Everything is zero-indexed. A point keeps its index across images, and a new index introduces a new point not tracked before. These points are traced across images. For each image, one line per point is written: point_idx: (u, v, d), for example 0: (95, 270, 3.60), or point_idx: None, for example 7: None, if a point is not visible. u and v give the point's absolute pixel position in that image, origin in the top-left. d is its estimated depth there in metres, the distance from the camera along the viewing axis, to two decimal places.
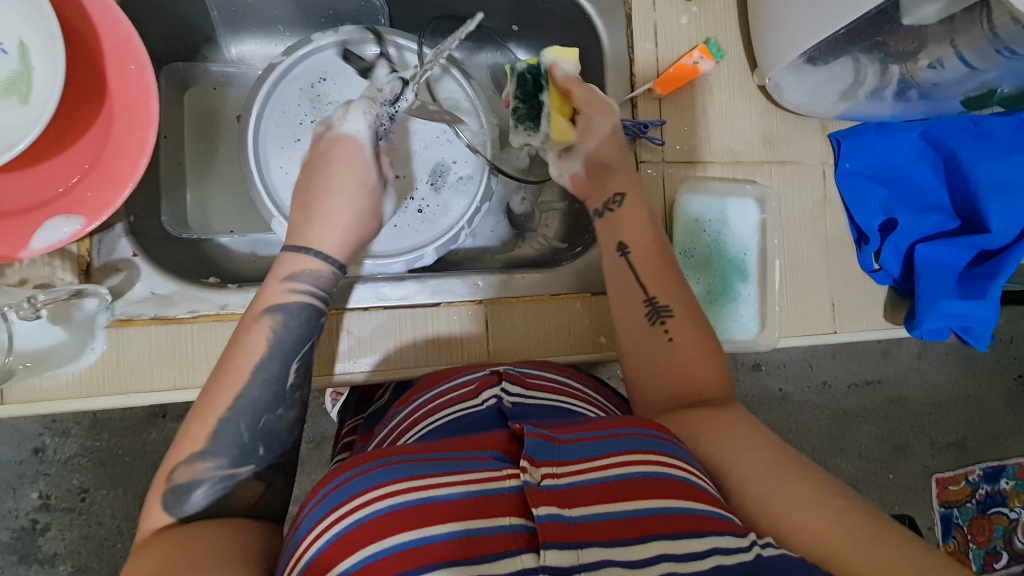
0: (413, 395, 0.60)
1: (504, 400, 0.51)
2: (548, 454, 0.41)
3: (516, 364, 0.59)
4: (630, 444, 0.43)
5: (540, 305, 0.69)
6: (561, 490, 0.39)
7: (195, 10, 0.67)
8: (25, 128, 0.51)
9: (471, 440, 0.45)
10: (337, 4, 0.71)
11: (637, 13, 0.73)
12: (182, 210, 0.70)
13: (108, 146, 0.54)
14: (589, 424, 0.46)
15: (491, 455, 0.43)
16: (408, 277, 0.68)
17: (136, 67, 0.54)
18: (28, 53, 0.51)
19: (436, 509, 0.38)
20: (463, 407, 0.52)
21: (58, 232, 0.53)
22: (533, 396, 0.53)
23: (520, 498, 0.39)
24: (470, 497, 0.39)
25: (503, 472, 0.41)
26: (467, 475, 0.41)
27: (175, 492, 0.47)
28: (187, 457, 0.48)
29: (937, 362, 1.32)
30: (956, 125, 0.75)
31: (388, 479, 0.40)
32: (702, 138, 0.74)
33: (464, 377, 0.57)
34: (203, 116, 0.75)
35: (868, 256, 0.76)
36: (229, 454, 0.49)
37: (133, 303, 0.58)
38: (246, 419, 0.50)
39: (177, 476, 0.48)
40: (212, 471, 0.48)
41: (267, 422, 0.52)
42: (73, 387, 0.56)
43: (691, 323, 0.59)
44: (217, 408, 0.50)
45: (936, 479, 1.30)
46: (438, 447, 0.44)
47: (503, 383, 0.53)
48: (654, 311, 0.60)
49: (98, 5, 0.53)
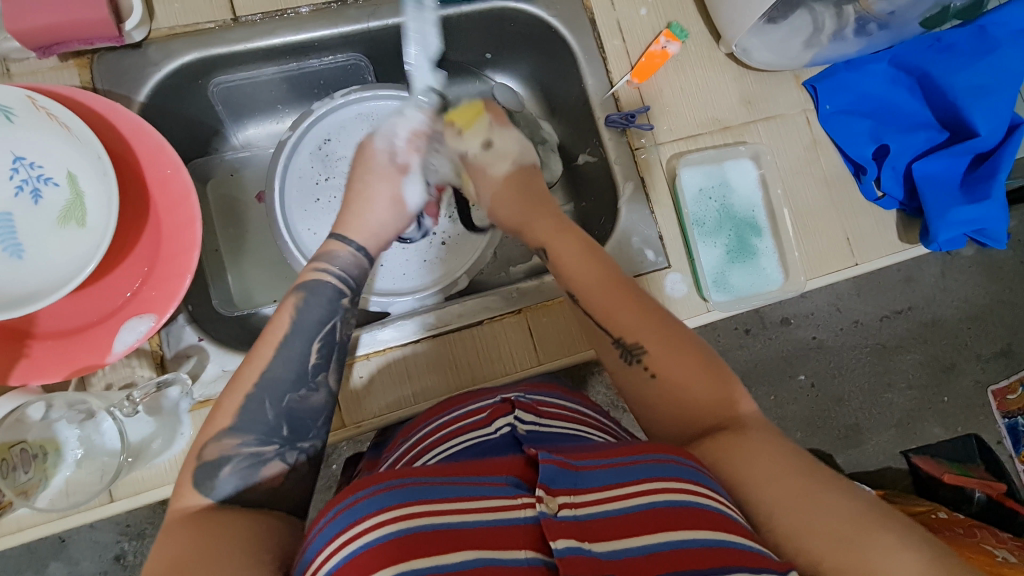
0: (419, 423, 0.61)
1: (517, 428, 0.52)
2: (566, 482, 0.41)
3: (526, 391, 0.60)
4: (651, 473, 0.44)
5: (561, 312, 0.72)
6: (580, 522, 0.39)
7: (203, 108, 0.74)
8: (88, 246, 0.56)
9: (486, 463, 0.45)
10: (325, 73, 0.77)
11: (599, 16, 0.78)
12: (227, 292, 0.75)
13: (161, 247, 0.60)
14: (608, 450, 0.46)
15: (506, 480, 0.42)
16: (420, 312, 0.71)
17: (170, 171, 0.60)
18: (76, 180, 0.57)
19: (457, 533, 0.39)
20: (476, 435, 0.52)
21: (135, 332, 0.58)
22: (547, 423, 0.54)
23: (537, 529, 0.39)
24: (487, 524, 0.39)
25: (520, 501, 0.40)
26: (483, 503, 0.40)
27: (205, 468, 0.48)
28: (216, 433, 0.50)
29: (962, 276, 1.33)
30: (922, 46, 0.79)
31: (401, 502, 0.40)
32: (686, 113, 0.78)
33: (479, 403, 0.57)
34: (225, 202, 0.80)
35: (870, 186, 0.79)
36: (256, 432, 0.51)
37: (208, 384, 0.62)
38: (271, 396, 0.52)
39: (207, 453, 0.49)
40: (239, 447, 0.50)
41: (291, 400, 0.53)
42: (171, 472, 0.59)
43: (666, 349, 0.56)
44: (245, 383, 0.52)
45: (992, 392, 1.30)
46: (456, 469, 0.44)
47: (517, 410, 0.54)
48: (626, 352, 0.57)
49: (128, 124, 0.59)
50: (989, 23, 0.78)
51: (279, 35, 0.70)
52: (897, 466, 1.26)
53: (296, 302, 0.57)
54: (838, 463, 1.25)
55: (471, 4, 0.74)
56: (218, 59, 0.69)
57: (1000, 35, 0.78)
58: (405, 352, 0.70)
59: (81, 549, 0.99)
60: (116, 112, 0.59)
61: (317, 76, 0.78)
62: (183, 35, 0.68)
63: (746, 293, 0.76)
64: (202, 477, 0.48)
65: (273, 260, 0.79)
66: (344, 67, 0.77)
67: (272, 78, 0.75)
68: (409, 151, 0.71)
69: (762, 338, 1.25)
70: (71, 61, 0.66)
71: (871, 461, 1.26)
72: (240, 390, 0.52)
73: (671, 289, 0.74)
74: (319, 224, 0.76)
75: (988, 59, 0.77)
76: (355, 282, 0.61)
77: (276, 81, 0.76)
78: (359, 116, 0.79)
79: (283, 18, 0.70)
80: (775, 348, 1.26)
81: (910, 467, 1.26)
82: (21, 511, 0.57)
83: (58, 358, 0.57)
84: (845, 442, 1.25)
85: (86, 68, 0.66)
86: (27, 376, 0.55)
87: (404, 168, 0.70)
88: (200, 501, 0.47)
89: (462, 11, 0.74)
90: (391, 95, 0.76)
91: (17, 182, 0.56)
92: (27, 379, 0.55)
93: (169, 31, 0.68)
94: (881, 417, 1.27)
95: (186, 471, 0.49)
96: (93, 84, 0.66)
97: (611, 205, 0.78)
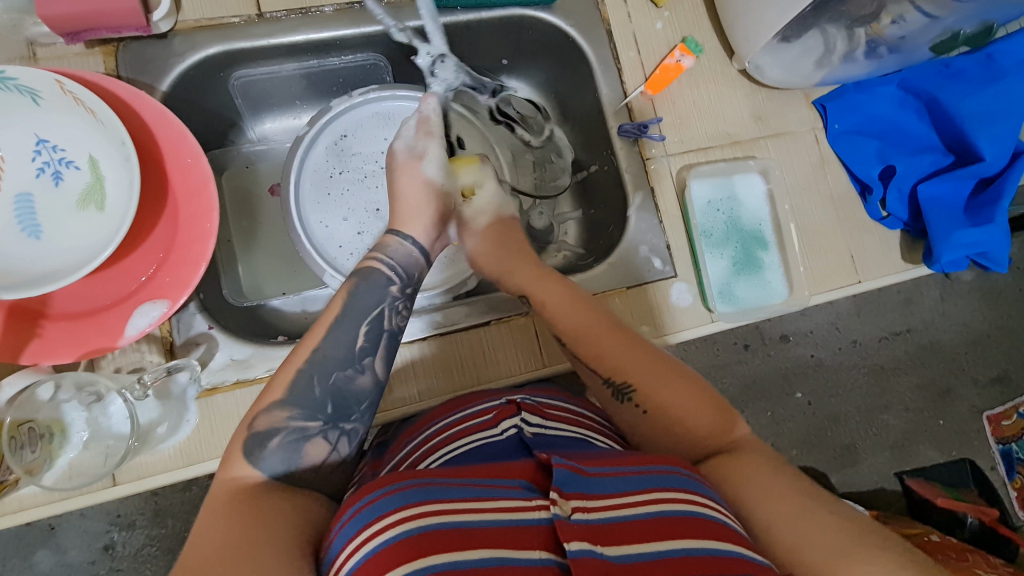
0: (426, 422, 0.61)
1: (524, 429, 0.53)
2: (577, 486, 0.42)
3: (532, 394, 0.61)
4: (658, 481, 0.44)
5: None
6: (592, 525, 0.40)
7: (223, 100, 0.75)
8: (107, 229, 0.57)
9: (499, 465, 0.45)
10: (344, 71, 0.79)
11: (615, 28, 0.80)
12: (237, 282, 0.76)
13: (178, 234, 0.61)
14: (617, 458, 0.47)
15: (520, 484, 0.43)
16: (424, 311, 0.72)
17: (192, 160, 0.61)
18: (97, 164, 0.58)
19: (471, 532, 0.39)
20: (483, 436, 0.53)
21: (148, 316, 0.58)
22: (553, 426, 0.55)
23: (549, 531, 0.40)
24: (502, 524, 0.40)
25: (534, 502, 0.41)
26: (499, 504, 0.41)
27: (256, 438, 0.50)
28: (268, 405, 0.52)
29: (961, 300, 1.34)
30: (930, 71, 0.81)
31: (419, 500, 0.41)
32: (698, 126, 0.80)
33: (483, 404, 0.58)
34: (239, 193, 0.80)
35: (875, 206, 0.80)
36: (304, 407, 0.53)
37: (216, 372, 0.62)
38: (319, 374, 0.54)
39: (257, 424, 0.51)
40: (288, 421, 0.52)
41: (338, 379, 0.54)
42: (175, 458, 0.60)
43: (655, 383, 0.57)
44: (297, 362, 0.54)
45: (988, 418, 1.31)
46: (468, 471, 0.45)
47: (523, 413, 0.55)
48: (618, 391, 0.58)
49: (153, 112, 0.60)
50: (998, 51, 0.80)
51: (302, 32, 0.71)
52: (892, 487, 1.26)
53: (349, 287, 0.59)
54: (833, 482, 1.25)
55: (490, 10, 0.75)
56: (241, 53, 0.70)
57: (1007, 64, 0.80)
58: (412, 350, 0.70)
59: (71, 537, 0.99)
60: (142, 100, 0.60)
61: (336, 74, 0.79)
62: (208, 28, 0.69)
63: (751, 306, 0.76)
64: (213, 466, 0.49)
65: (287, 251, 0.80)
66: (363, 67, 0.79)
67: (292, 75, 0.76)
68: (424, 139, 0.69)
69: (761, 354, 1.25)
70: (97, 48, 0.67)
71: (866, 482, 1.26)
72: (289, 369, 0.54)
73: (676, 299, 0.75)
74: (331, 218, 0.77)
75: (996, 86, 0.79)
76: (405, 272, 0.62)
77: (296, 78, 0.77)
78: (376, 115, 0.80)
79: (307, 15, 0.71)
80: (774, 365, 1.27)
81: (905, 489, 1.26)
82: (25, 490, 0.57)
83: (70, 339, 0.57)
84: (840, 461, 1.26)
85: (111, 55, 0.67)
86: (39, 355, 0.56)
87: (419, 154, 0.68)
88: (251, 474, 0.49)
89: (481, 18, 0.76)
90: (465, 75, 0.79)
91: (39, 164, 0.57)
92: (38, 359, 0.56)
93: (195, 23, 0.69)
94: (877, 438, 1.28)
95: (237, 440, 0.50)
96: (117, 72, 0.67)
97: (621, 213, 0.79)
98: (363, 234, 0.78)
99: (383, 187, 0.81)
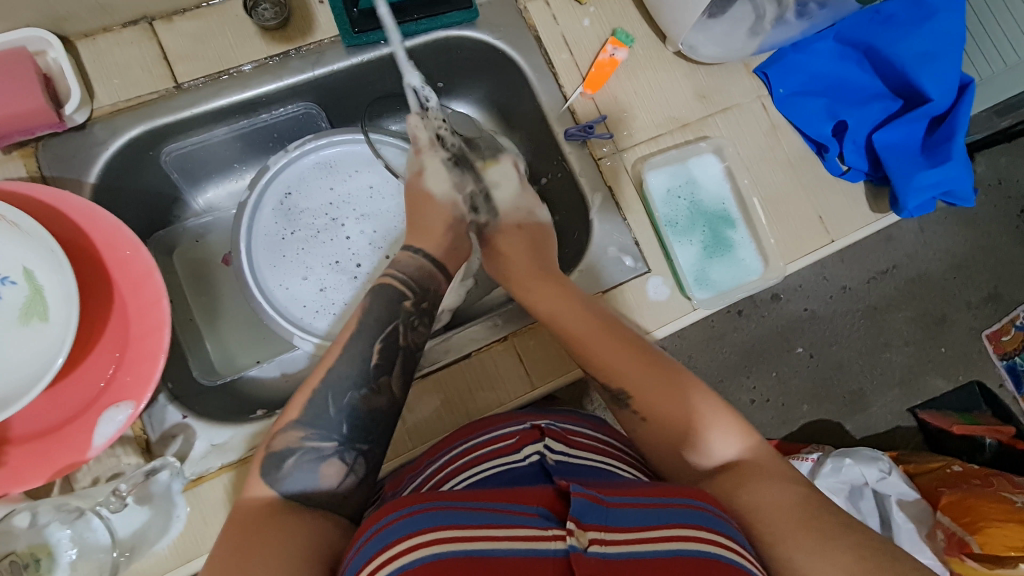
0: (431, 456, 0.60)
1: (547, 456, 0.51)
2: (596, 518, 0.40)
3: (557, 419, 0.60)
4: (682, 515, 0.42)
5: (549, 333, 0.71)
6: (608, 560, 0.38)
7: (159, 178, 0.73)
8: (52, 342, 0.54)
9: (516, 491, 0.44)
10: (279, 125, 0.77)
11: (543, 32, 0.78)
12: (207, 360, 0.73)
13: (131, 329, 0.59)
14: (639, 488, 0.45)
15: (537, 511, 0.41)
16: None
17: (131, 252, 0.59)
18: (33, 275, 0.56)
19: (482, 561, 0.38)
20: (505, 462, 0.52)
21: (114, 422, 0.56)
22: (578, 454, 0.54)
23: (565, 563, 0.38)
24: (515, 555, 0.38)
25: (551, 533, 0.39)
26: (515, 532, 0.39)
27: (272, 457, 0.52)
28: (284, 425, 0.54)
29: (939, 228, 1.34)
30: (862, 20, 0.80)
31: (436, 525, 0.40)
32: (644, 114, 0.79)
33: (505, 430, 0.56)
34: (194, 269, 0.78)
35: (834, 162, 0.79)
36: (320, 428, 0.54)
37: (199, 461, 0.60)
38: (332, 393, 0.55)
39: (273, 443, 0.53)
40: (302, 440, 0.53)
41: (352, 397, 0.56)
42: (172, 557, 0.57)
43: (657, 393, 0.57)
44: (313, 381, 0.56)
45: (987, 337, 1.31)
46: (490, 494, 0.43)
47: (547, 439, 0.53)
48: (614, 400, 0.59)
49: (81, 210, 0.58)
50: None
51: (225, 95, 0.69)
52: (906, 425, 1.26)
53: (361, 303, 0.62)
54: (848, 431, 1.25)
55: (413, 39, 0.73)
56: (165, 129, 0.68)
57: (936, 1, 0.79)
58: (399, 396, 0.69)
59: None
60: (67, 200, 0.58)
61: (271, 130, 0.77)
62: (127, 110, 0.67)
63: (729, 287, 0.75)
64: (271, 467, 0.52)
65: (253, 321, 0.78)
66: (296, 118, 0.77)
67: (224, 139, 0.74)
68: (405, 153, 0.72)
69: (755, 318, 1.25)
70: (15, 152, 0.64)
71: (881, 423, 1.26)
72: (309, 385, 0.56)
73: (653, 293, 0.73)
74: (290, 278, 0.75)
75: (930, 24, 0.78)
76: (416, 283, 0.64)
77: (229, 141, 0.75)
78: (317, 165, 0.78)
79: (227, 78, 0.69)
80: (770, 326, 1.26)
81: (920, 423, 1.26)
82: None
83: (38, 461, 0.55)
84: (852, 408, 1.26)
85: (31, 157, 0.64)
86: (8, 485, 0.54)
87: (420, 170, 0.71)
88: None
89: (406, 47, 0.74)
90: (400, 140, 0.77)
91: None
92: (8, 489, 0.53)
93: (111, 108, 0.66)
94: (884, 378, 1.28)
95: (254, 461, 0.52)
96: (41, 172, 0.64)
97: (583, 218, 0.78)
98: (326, 289, 0.76)
99: (338, 237, 0.79)
